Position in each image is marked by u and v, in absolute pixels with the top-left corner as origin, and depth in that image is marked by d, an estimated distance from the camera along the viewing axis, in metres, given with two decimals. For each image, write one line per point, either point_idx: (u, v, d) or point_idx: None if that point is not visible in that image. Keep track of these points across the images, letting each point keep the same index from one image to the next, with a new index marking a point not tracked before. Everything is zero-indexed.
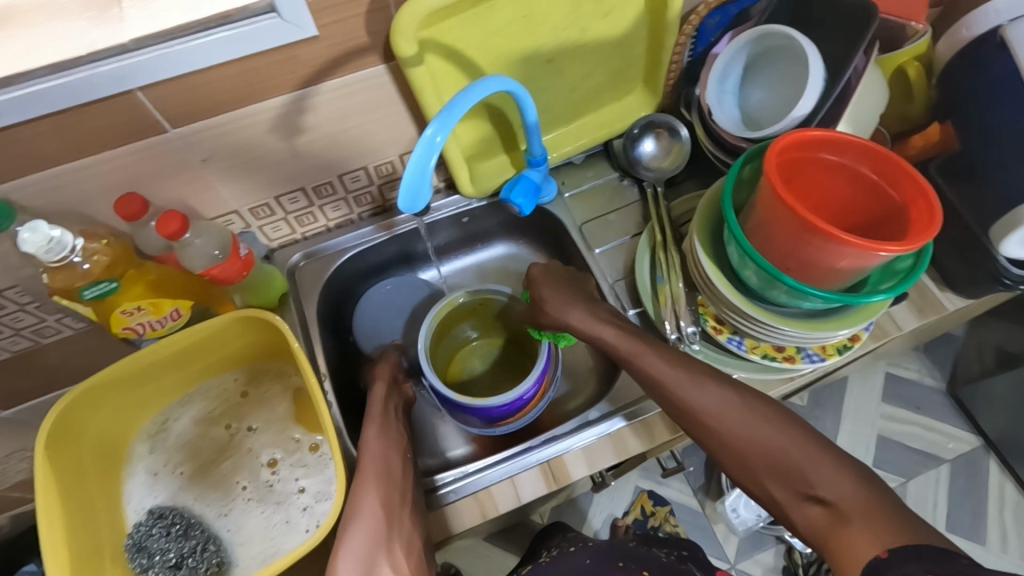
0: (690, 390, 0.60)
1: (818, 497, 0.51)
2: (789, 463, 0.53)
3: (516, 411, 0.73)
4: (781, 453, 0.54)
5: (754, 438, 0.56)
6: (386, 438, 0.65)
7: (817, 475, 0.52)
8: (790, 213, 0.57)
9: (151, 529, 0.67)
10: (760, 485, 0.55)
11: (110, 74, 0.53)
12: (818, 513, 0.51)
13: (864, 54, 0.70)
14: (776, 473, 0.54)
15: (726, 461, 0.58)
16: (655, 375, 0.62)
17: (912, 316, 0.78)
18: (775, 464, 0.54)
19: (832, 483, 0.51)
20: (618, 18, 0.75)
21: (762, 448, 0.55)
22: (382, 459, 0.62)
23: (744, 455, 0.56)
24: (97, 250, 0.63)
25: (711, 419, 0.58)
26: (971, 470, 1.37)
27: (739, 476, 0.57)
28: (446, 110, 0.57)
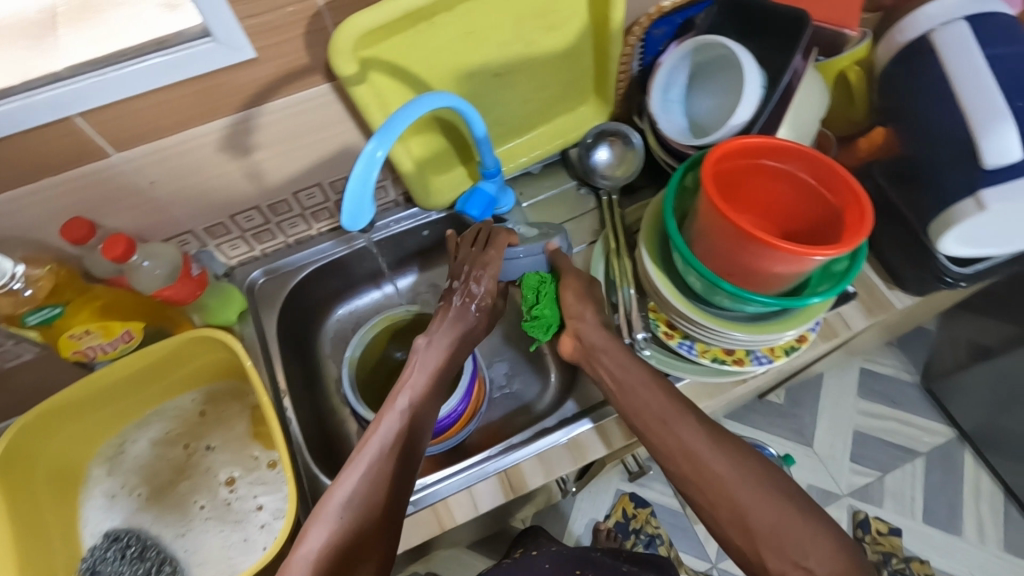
0: (704, 444, 0.61)
1: (807, 569, 0.54)
2: (784, 534, 0.56)
3: (439, 433, 0.76)
4: (780, 522, 0.57)
5: (757, 501, 0.58)
6: (403, 430, 0.64)
7: (809, 548, 0.55)
8: (726, 220, 0.58)
9: (106, 553, 0.67)
10: (751, 546, 0.57)
11: (44, 102, 0.54)
12: None
13: (802, 57, 0.72)
14: (769, 539, 0.56)
15: (718, 516, 0.59)
16: (657, 407, 0.64)
17: (860, 314, 0.79)
18: (768, 527, 0.57)
19: (822, 557, 0.55)
20: (563, 31, 0.76)
21: (762, 512, 0.57)
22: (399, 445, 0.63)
23: (745, 515, 0.58)
24: (40, 277, 0.64)
25: (696, 460, 0.61)
26: (947, 462, 1.39)
27: (727, 528, 0.59)
28: (385, 126, 0.58)
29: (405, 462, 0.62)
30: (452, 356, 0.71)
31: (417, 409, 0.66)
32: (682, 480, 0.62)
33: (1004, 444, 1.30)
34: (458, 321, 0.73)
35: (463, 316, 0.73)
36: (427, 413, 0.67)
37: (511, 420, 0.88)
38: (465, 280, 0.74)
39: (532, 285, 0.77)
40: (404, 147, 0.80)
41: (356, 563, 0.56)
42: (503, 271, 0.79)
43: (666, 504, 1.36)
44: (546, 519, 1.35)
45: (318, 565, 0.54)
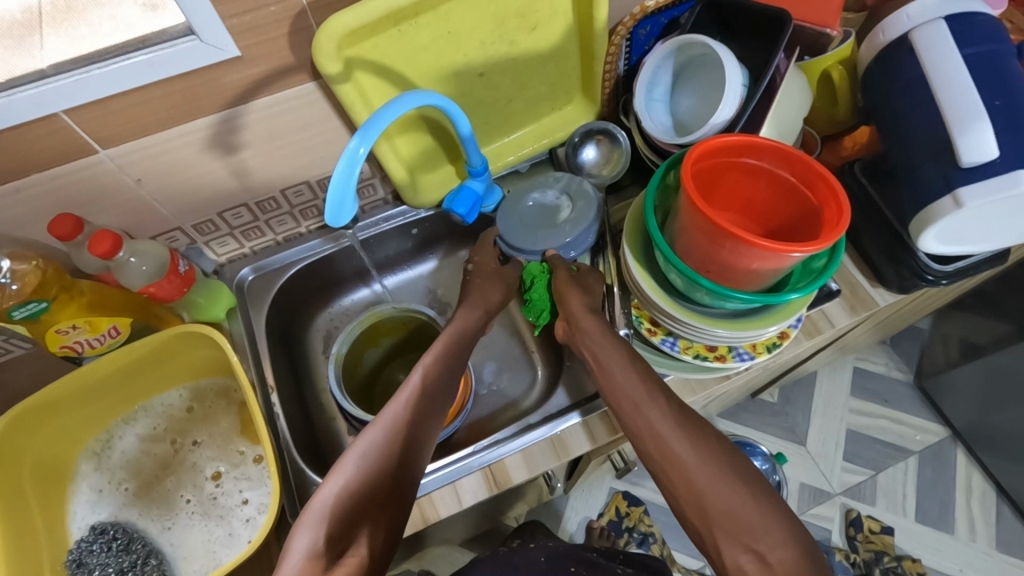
0: (666, 422, 0.60)
1: (759, 553, 0.51)
2: (737, 516, 0.53)
3: None
4: (736, 507, 0.53)
5: (713, 481, 0.55)
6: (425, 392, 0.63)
7: (762, 531, 0.52)
8: (703, 217, 0.59)
9: (92, 545, 0.68)
10: (707, 528, 0.54)
11: (28, 100, 0.55)
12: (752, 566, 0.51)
13: (785, 56, 0.72)
14: (724, 522, 0.53)
15: (677, 496, 0.57)
16: (629, 393, 0.63)
17: (844, 312, 0.80)
18: (724, 508, 0.53)
19: (774, 545, 0.51)
20: (547, 30, 0.77)
21: (718, 492, 0.54)
22: (424, 404, 0.62)
23: (701, 494, 0.55)
24: (26, 272, 0.64)
25: (656, 440, 0.59)
26: (939, 460, 1.39)
27: (686, 510, 0.56)
28: (367, 122, 0.58)
29: (427, 421, 0.61)
30: (470, 330, 0.73)
31: (437, 375, 0.65)
32: (646, 456, 0.60)
33: (995, 442, 1.30)
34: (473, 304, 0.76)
35: (482, 297, 0.77)
36: (448, 380, 0.66)
37: (499, 416, 0.89)
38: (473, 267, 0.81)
39: (529, 272, 0.80)
40: (390, 146, 0.80)
41: (374, 512, 0.53)
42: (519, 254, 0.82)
43: (660, 502, 1.37)
44: (541, 516, 1.36)
45: (337, 509, 0.52)
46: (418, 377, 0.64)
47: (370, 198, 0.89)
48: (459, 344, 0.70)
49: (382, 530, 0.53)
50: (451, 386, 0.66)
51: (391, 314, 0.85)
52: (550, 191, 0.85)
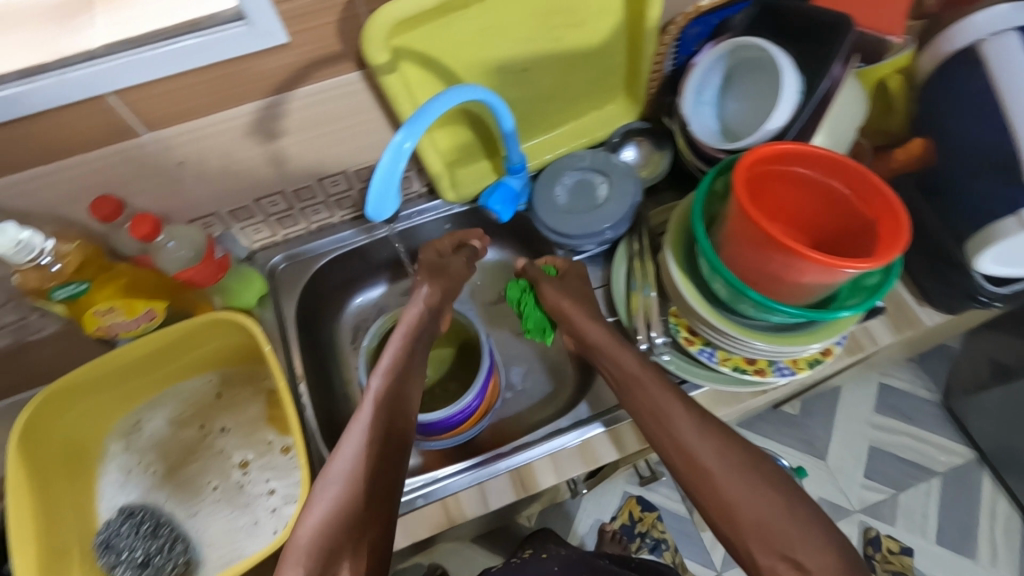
0: (693, 434, 0.60)
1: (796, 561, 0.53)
2: (773, 527, 0.54)
3: (458, 425, 0.76)
4: (771, 518, 0.54)
5: (747, 494, 0.56)
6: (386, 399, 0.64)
7: (801, 541, 0.53)
8: (753, 227, 0.57)
9: (121, 527, 0.67)
10: (741, 539, 0.55)
11: (78, 80, 0.54)
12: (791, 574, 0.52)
13: (842, 64, 0.69)
14: (760, 534, 0.54)
15: (710, 510, 0.58)
16: (653, 404, 0.63)
17: (887, 330, 0.77)
18: (760, 521, 0.55)
19: (812, 553, 0.52)
20: (596, 27, 0.75)
21: (754, 505, 0.55)
22: (384, 427, 0.62)
23: (734, 508, 0.56)
24: (69, 252, 0.64)
25: (688, 457, 0.59)
26: (963, 482, 1.36)
27: (717, 520, 0.57)
28: (413, 117, 0.57)
29: (391, 441, 0.62)
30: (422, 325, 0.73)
31: (396, 378, 0.67)
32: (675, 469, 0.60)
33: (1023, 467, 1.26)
34: (418, 305, 0.74)
35: (431, 299, 0.75)
36: (406, 395, 0.66)
37: (522, 417, 0.88)
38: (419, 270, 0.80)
39: (514, 296, 0.85)
40: (431, 140, 0.80)
41: (355, 538, 0.56)
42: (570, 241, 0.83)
43: (673, 509, 1.34)
44: (550, 517, 1.34)
45: (318, 542, 0.55)
46: (372, 400, 0.64)
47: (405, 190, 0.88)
48: (407, 356, 0.70)
49: (366, 554, 0.56)
50: (410, 399, 0.67)
51: None
52: (578, 171, 0.86)
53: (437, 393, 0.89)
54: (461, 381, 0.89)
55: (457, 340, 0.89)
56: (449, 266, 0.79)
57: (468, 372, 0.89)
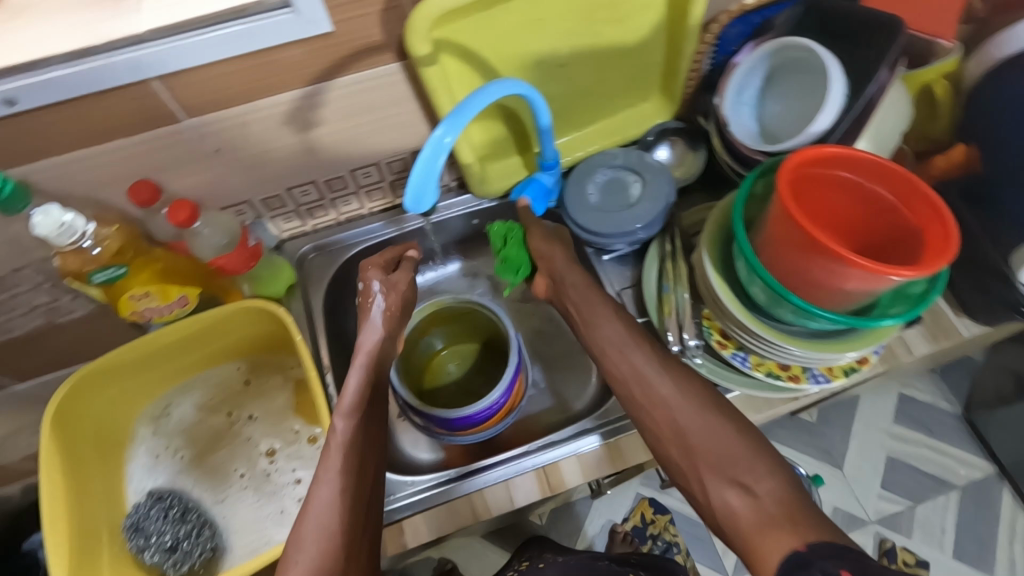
0: (650, 363, 0.60)
1: (745, 486, 0.51)
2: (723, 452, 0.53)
3: (483, 421, 0.75)
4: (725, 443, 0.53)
5: (700, 419, 0.55)
6: (360, 429, 0.58)
7: (749, 465, 0.51)
8: (799, 231, 0.56)
9: (150, 511, 0.68)
10: (690, 463, 0.54)
11: (124, 64, 0.54)
12: (742, 501, 0.50)
13: (889, 69, 0.68)
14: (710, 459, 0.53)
15: (666, 445, 0.57)
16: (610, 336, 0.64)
17: (923, 340, 0.76)
18: (712, 450, 0.53)
19: (761, 477, 0.51)
20: (636, 23, 0.74)
21: (706, 429, 0.54)
22: (355, 481, 0.55)
23: (684, 431, 0.55)
24: (108, 236, 0.64)
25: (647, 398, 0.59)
26: (981, 496, 1.33)
27: (668, 447, 0.56)
28: (456, 110, 0.56)
29: (367, 494, 0.55)
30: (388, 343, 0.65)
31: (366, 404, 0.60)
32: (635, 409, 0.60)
33: None
34: (375, 330, 0.65)
35: (387, 321, 0.66)
36: (373, 438, 0.59)
37: (545, 414, 0.87)
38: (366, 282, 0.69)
39: (498, 233, 0.81)
40: (466, 137, 0.79)
41: None
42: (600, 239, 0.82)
43: (685, 512, 1.33)
44: (561, 517, 1.33)
45: None
46: (338, 448, 0.56)
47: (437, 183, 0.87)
48: (370, 390, 0.61)
49: None
50: (375, 442, 0.59)
51: (452, 305, 0.83)
52: (611, 170, 0.85)
53: (461, 389, 0.88)
54: (487, 377, 0.88)
55: (482, 335, 0.88)
56: (398, 282, 0.70)
57: (492, 368, 0.88)
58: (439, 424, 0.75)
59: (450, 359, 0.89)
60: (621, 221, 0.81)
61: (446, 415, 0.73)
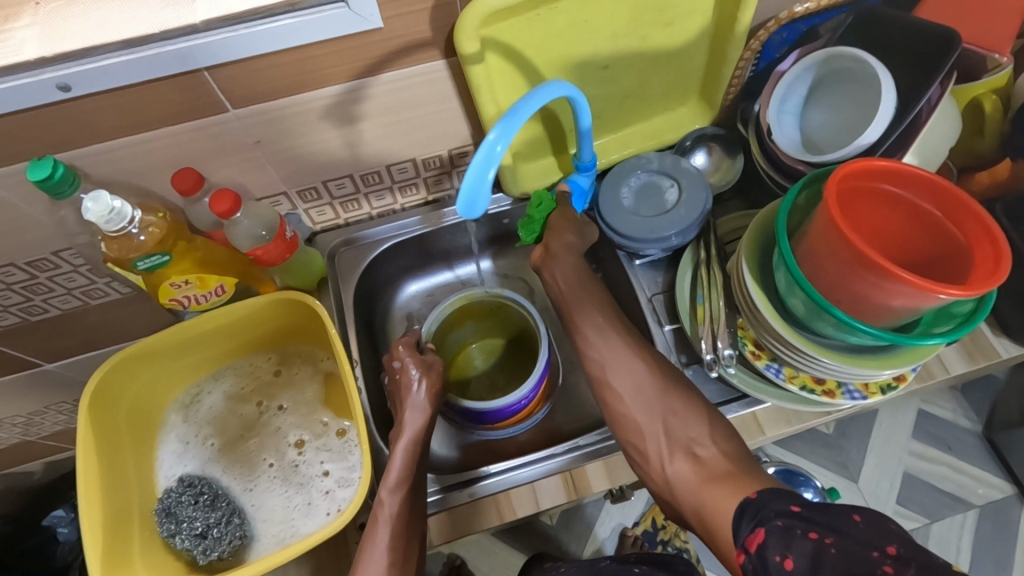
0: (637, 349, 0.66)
1: (695, 453, 0.57)
2: (678, 418, 0.60)
3: (510, 416, 0.76)
4: (678, 412, 0.60)
5: (661, 400, 0.61)
6: (406, 502, 0.61)
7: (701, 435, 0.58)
8: (848, 246, 0.55)
9: (181, 497, 0.69)
10: (652, 427, 0.60)
11: (176, 53, 0.54)
12: (687, 466, 0.56)
13: (940, 85, 0.67)
14: (674, 425, 0.59)
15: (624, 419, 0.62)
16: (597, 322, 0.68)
17: (960, 359, 0.75)
18: (674, 420, 0.60)
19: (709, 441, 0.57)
20: (682, 28, 0.73)
21: (665, 406, 0.61)
22: (402, 553, 0.59)
23: (649, 408, 0.61)
24: (153, 223, 0.64)
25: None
26: (1001, 518, 1.29)
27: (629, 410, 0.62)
28: (508, 115, 0.55)
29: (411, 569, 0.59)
30: (432, 414, 0.67)
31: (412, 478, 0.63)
32: (598, 396, 0.65)
33: None
34: (419, 409, 0.67)
35: (432, 400, 0.68)
36: (418, 508, 0.62)
37: (567, 416, 0.87)
38: (405, 362, 0.69)
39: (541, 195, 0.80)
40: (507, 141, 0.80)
41: None
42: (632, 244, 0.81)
43: None
44: (571, 519, 1.31)
45: None
46: (387, 522, 0.59)
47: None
48: (414, 464, 0.64)
49: None
50: (418, 513, 0.63)
51: (481, 299, 0.83)
52: (645, 174, 0.84)
53: (486, 384, 0.89)
54: (513, 373, 0.89)
55: (510, 330, 0.88)
56: (434, 363, 0.71)
57: (519, 365, 0.89)
58: (470, 416, 0.75)
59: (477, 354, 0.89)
60: (657, 228, 0.79)
61: (477, 408, 0.74)
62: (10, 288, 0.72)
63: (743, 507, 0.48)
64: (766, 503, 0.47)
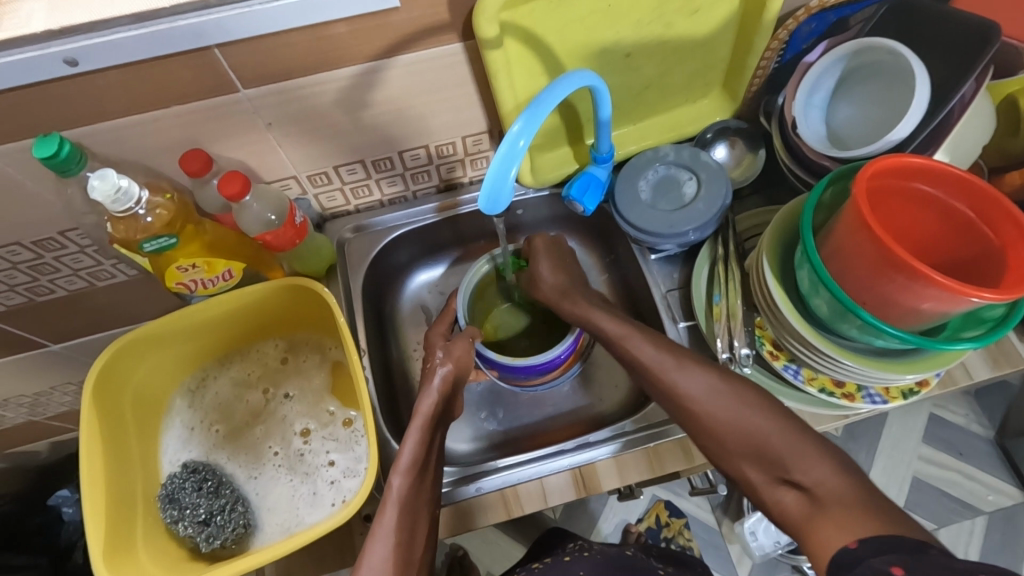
0: (652, 349, 0.64)
1: (796, 483, 0.53)
2: (769, 449, 0.55)
3: (558, 366, 0.80)
4: (759, 440, 0.56)
5: (739, 426, 0.57)
6: (415, 488, 0.59)
7: (799, 461, 0.53)
8: (876, 244, 0.53)
9: (185, 483, 0.68)
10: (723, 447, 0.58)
11: (187, 29, 0.53)
12: (796, 498, 0.53)
13: (974, 82, 0.64)
14: (755, 457, 0.56)
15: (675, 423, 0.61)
16: (619, 336, 0.67)
17: (984, 365, 0.73)
18: (743, 442, 0.57)
19: (808, 470, 0.53)
20: (707, 16, 0.71)
21: (743, 437, 0.57)
22: (406, 539, 0.56)
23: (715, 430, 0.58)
24: (160, 205, 0.63)
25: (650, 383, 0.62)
26: (1010, 527, 1.27)
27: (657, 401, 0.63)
28: (534, 105, 0.53)
29: (415, 556, 0.56)
30: (442, 398, 0.66)
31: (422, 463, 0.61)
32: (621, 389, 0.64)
33: None
34: (434, 393, 0.66)
35: (447, 386, 0.67)
36: (424, 497, 0.60)
37: (575, 412, 0.86)
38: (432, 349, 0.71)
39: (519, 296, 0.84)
40: (528, 160, 0.82)
41: None
42: (659, 231, 0.78)
43: (702, 518, 1.29)
44: (576, 512, 1.31)
45: None
46: (394, 505, 0.57)
47: (484, 171, 0.86)
48: (425, 451, 0.62)
49: None
50: (427, 500, 0.61)
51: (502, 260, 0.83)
52: (664, 166, 0.81)
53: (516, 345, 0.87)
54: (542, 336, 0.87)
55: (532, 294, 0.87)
56: (454, 347, 0.71)
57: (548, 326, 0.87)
58: (523, 370, 0.78)
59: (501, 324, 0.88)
60: (683, 216, 0.77)
61: (533, 360, 0.77)
62: (15, 268, 0.71)
63: (842, 562, 0.46)
64: (869, 562, 0.45)
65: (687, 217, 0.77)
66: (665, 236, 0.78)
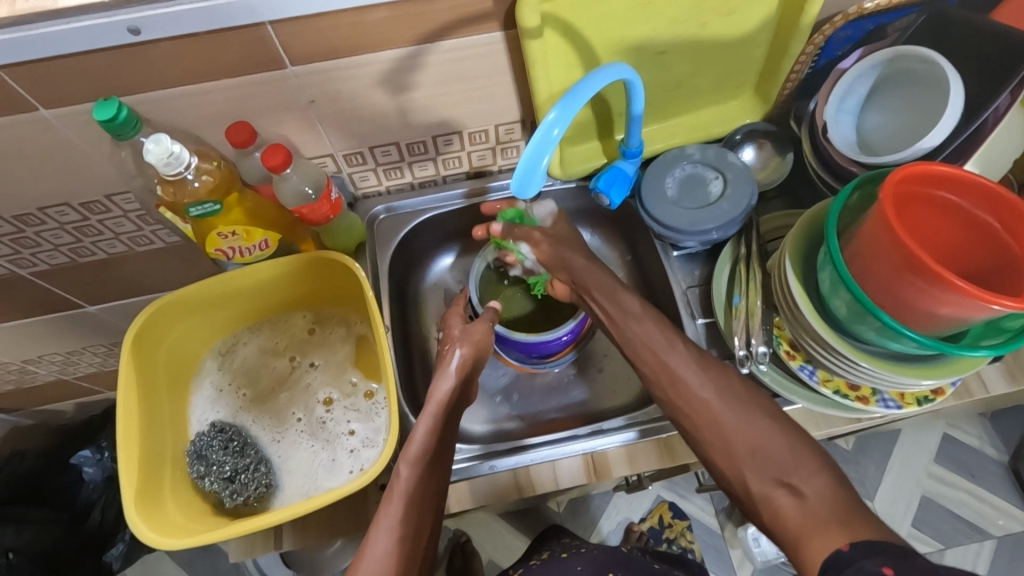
0: (669, 341, 0.66)
1: (792, 488, 0.53)
2: (772, 454, 0.56)
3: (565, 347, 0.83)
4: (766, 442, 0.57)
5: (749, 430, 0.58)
6: (423, 475, 0.61)
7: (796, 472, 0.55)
8: (899, 250, 0.54)
9: (212, 441, 0.72)
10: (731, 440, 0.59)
11: (243, 5, 0.55)
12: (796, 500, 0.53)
13: (1008, 94, 0.65)
14: (757, 465, 0.56)
15: (688, 416, 0.62)
16: (637, 327, 0.69)
17: (1002, 380, 0.73)
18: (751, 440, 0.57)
19: (808, 477, 0.53)
20: (743, 17, 0.72)
21: (750, 441, 0.57)
22: (413, 532, 0.57)
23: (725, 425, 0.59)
24: (207, 172, 0.66)
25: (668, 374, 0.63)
26: (1019, 552, 1.26)
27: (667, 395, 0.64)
28: (568, 96, 0.55)
29: (419, 549, 0.57)
30: (459, 383, 0.68)
31: (432, 447, 0.63)
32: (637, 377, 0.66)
33: None
34: (449, 377, 0.68)
35: (463, 369, 0.69)
36: (436, 485, 0.61)
37: (588, 402, 0.87)
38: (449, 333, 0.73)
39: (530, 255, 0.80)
40: (560, 151, 0.85)
41: None
42: (681, 229, 0.79)
43: (705, 521, 1.29)
44: (579, 507, 1.32)
45: None
46: (401, 497, 0.58)
47: (513, 160, 0.88)
48: (436, 439, 0.64)
49: None
50: (436, 493, 0.62)
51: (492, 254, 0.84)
52: (690, 166, 0.82)
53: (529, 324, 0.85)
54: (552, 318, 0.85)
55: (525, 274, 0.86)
56: (473, 330, 0.73)
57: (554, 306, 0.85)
58: (535, 346, 0.80)
59: (514, 305, 0.85)
60: (705, 215, 0.79)
61: (546, 336, 0.79)
62: (62, 228, 0.75)
63: (834, 564, 0.45)
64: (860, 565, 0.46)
65: (709, 216, 0.78)
66: (688, 233, 0.79)
